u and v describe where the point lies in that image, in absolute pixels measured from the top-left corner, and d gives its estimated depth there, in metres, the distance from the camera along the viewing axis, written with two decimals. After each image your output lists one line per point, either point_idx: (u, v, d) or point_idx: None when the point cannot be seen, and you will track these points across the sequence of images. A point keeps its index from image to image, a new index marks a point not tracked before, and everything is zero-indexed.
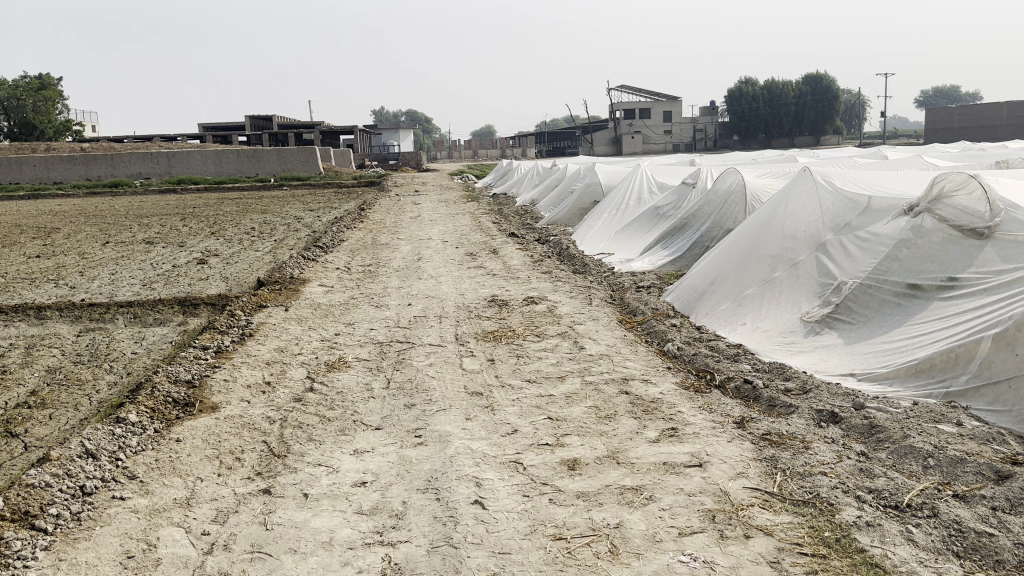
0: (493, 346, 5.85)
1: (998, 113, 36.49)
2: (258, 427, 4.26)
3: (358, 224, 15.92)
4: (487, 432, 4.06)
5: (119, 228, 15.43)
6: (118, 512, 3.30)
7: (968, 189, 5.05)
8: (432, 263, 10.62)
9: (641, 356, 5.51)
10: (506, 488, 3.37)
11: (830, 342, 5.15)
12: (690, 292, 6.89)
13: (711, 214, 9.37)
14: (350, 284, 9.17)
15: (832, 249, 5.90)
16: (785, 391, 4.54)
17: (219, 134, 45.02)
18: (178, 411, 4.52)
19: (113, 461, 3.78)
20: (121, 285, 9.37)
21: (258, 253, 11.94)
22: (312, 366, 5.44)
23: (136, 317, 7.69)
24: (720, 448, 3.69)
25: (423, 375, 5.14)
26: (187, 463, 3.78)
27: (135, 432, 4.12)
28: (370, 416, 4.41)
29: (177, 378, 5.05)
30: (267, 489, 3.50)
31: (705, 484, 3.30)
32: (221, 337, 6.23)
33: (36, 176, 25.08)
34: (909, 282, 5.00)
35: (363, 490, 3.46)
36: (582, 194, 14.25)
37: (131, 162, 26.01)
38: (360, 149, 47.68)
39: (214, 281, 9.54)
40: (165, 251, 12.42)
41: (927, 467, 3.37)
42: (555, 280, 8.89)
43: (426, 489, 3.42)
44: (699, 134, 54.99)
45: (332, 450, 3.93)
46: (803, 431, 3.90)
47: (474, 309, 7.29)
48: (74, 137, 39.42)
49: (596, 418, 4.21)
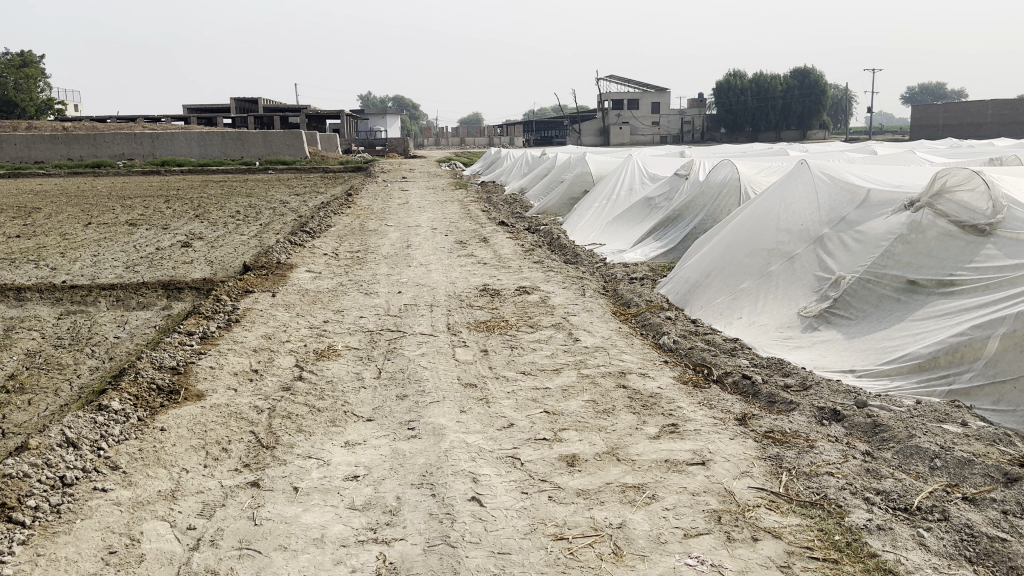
0: (486, 337, 5.74)
1: (983, 111, 36.74)
2: (246, 416, 4.12)
3: (345, 209, 15.70)
4: (483, 426, 3.95)
5: (101, 209, 15.12)
6: (100, 504, 3.16)
7: (971, 185, 4.95)
8: (421, 250, 10.47)
9: (637, 349, 5.42)
10: (505, 485, 3.26)
11: (828, 337, 5.09)
12: (685, 285, 6.80)
13: (705, 206, 9.30)
14: (338, 270, 9.02)
15: (829, 243, 5.82)
16: (785, 387, 4.47)
17: (205, 116, 44.44)
18: (162, 399, 4.37)
19: (95, 450, 3.63)
20: (103, 267, 9.15)
21: (244, 237, 11.70)
22: (301, 354, 5.30)
23: (119, 300, 7.49)
24: (722, 445, 3.61)
25: (415, 365, 5.02)
26: (172, 453, 3.65)
27: (117, 421, 3.96)
28: (361, 407, 4.29)
29: (161, 365, 4.89)
30: (256, 482, 3.37)
31: (708, 484, 3.21)
32: (207, 323, 6.07)
33: (16, 155, 24.57)
34: (909, 278, 4.94)
35: (356, 485, 3.35)
36: (573, 183, 14.13)
37: (114, 143, 25.53)
38: (347, 133, 47.25)
39: (199, 265, 9.33)
40: (148, 233, 12.17)
41: (933, 468, 3.31)
42: (547, 270, 8.78)
43: (420, 484, 3.31)
44: (688, 125, 54.77)
45: (323, 441, 3.81)
46: (806, 429, 3.82)
47: (466, 298, 7.17)
48: (55, 116, 38.91)
49: (594, 412, 4.11)
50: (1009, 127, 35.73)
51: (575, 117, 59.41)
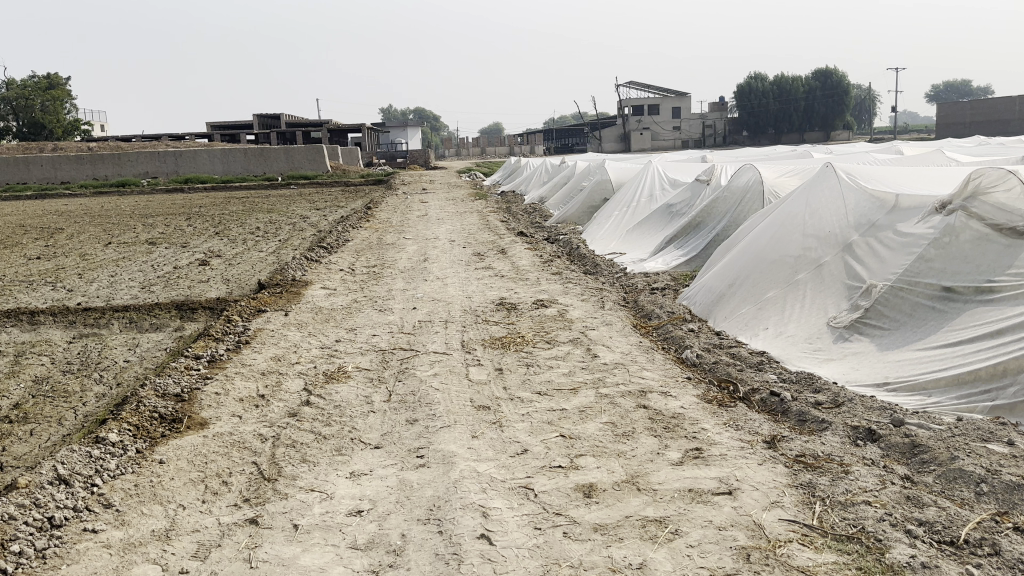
0: (501, 354, 5.54)
1: (1010, 107, 35.95)
2: (249, 445, 3.97)
3: (364, 223, 15.63)
4: (495, 452, 3.75)
5: (123, 229, 15.17)
6: (88, 547, 3.03)
7: (1007, 185, 4.67)
8: (438, 263, 10.31)
9: (658, 365, 5.18)
10: (516, 520, 3.05)
11: (860, 349, 4.80)
12: (709, 295, 6.54)
13: (728, 212, 9.04)
14: (354, 286, 8.88)
15: (859, 250, 5.53)
16: (815, 404, 4.20)
17: (227, 134, 44.88)
18: (164, 429, 4.24)
19: (87, 487, 3.51)
20: (120, 288, 9.10)
21: (261, 254, 11.64)
22: (310, 377, 5.14)
23: (132, 322, 7.42)
24: (751, 472, 3.36)
25: (427, 387, 4.82)
26: (169, 489, 3.50)
27: (114, 454, 3.84)
28: (369, 433, 4.11)
29: (165, 392, 4.77)
30: (255, 519, 3.20)
31: (736, 516, 2.97)
32: (216, 345, 5.95)
33: (43, 176, 24.91)
34: (945, 285, 4.65)
35: (358, 521, 3.16)
36: (592, 191, 13.90)
37: (138, 162, 25.79)
38: (367, 146, 47.55)
39: (215, 284, 9.27)
40: (167, 252, 12.17)
41: (980, 494, 3.04)
42: (565, 282, 8.55)
43: (427, 519, 3.12)
44: (710, 130, 53.85)
45: (327, 472, 3.63)
46: (840, 452, 3.55)
47: (482, 313, 6.98)
48: (82, 137, 39.58)
49: (613, 436, 3.88)
50: None
51: (595, 124, 59.15)
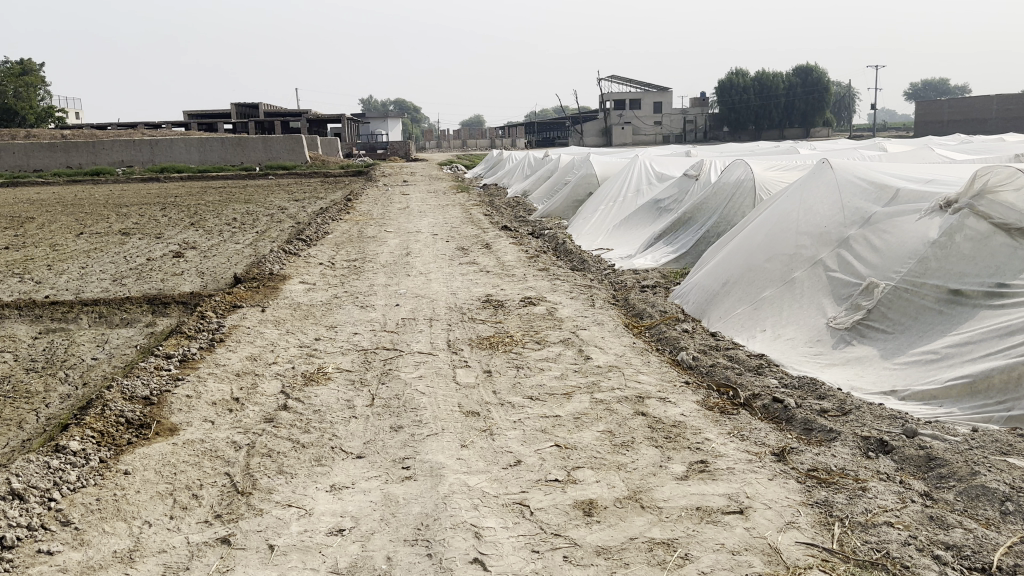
0: (489, 355, 5.29)
1: (988, 107, 36.21)
2: (221, 454, 3.69)
3: (344, 215, 15.26)
4: (486, 464, 3.51)
5: (95, 218, 14.67)
6: (43, 572, 2.76)
7: (1016, 184, 4.49)
8: (421, 257, 10.03)
9: (654, 368, 4.97)
10: (512, 542, 2.82)
11: (864, 353, 4.61)
12: (702, 293, 6.33)
13: (717, 208, 8.83)
14: (334, 281, 8.57)
15: (856, 247, 5.33)
16: (820, 412, 4.00)
17: (205, 122, 44.04)
18: (130, 435, 3.94)
19: (44, 502, 3.22)
20: (90, 281, 8.70)
21: (238, 246, 11.28)
22: (287, 378, 4.86)
23: (101, 317, 7.07)
24: (762, 488, 3.16)
25: (412, 391, 4.56)
26: (133, 503, 3.22)
27: (75, 465, 3.54)
28: (350, 441, 3.85)
29: (133, 395, 4.46)
30: (226, 539, 2.94)
31: (750, 539, 2.77)
32: (188, 344, 5.64)
33: (15, 164, 24.18)
34: (952, 287, 4.47)
35: (340, 541, 2.91)
36: (577, 185, 13.66)
37: (113, 149, 25.12)
38: (347, 137, 46.95)
39: (189, 277, 8.90)
40: (141, 243, 11.74)
41: (1005, 514, 2.86)
42: (553, 279, 8.32)
43: (414, 540, 2.88)
44: (690, 125, 53.91)
45: (305, 485, 3.37)
46: (852, 465, 3.36)
47: (468, 310, 6.73)
48: (56, 124, 38.70)
49: (611, 446, 3.66)
50: (1016, 121, 35.45)
51: (576, 119, 58.95)
